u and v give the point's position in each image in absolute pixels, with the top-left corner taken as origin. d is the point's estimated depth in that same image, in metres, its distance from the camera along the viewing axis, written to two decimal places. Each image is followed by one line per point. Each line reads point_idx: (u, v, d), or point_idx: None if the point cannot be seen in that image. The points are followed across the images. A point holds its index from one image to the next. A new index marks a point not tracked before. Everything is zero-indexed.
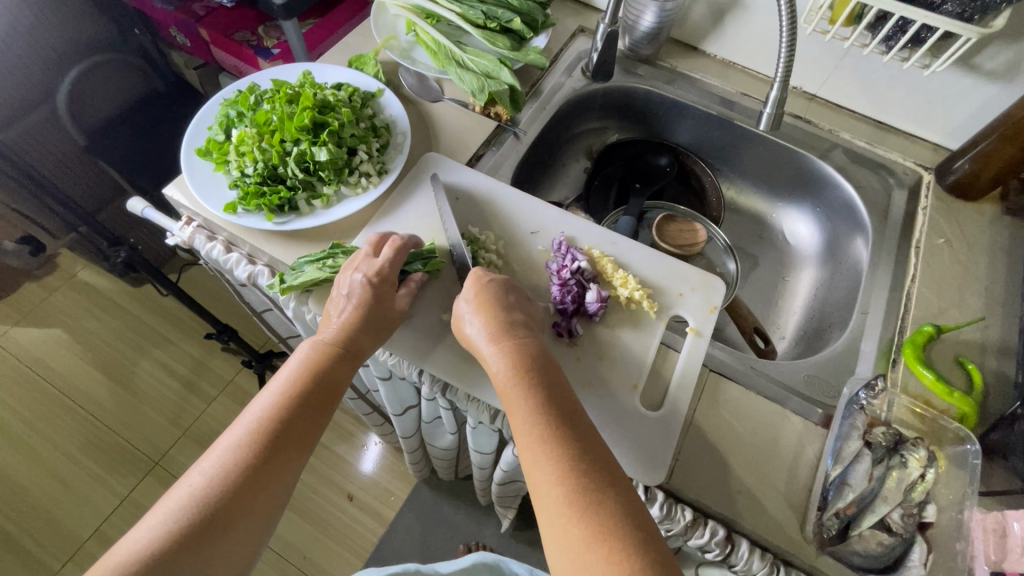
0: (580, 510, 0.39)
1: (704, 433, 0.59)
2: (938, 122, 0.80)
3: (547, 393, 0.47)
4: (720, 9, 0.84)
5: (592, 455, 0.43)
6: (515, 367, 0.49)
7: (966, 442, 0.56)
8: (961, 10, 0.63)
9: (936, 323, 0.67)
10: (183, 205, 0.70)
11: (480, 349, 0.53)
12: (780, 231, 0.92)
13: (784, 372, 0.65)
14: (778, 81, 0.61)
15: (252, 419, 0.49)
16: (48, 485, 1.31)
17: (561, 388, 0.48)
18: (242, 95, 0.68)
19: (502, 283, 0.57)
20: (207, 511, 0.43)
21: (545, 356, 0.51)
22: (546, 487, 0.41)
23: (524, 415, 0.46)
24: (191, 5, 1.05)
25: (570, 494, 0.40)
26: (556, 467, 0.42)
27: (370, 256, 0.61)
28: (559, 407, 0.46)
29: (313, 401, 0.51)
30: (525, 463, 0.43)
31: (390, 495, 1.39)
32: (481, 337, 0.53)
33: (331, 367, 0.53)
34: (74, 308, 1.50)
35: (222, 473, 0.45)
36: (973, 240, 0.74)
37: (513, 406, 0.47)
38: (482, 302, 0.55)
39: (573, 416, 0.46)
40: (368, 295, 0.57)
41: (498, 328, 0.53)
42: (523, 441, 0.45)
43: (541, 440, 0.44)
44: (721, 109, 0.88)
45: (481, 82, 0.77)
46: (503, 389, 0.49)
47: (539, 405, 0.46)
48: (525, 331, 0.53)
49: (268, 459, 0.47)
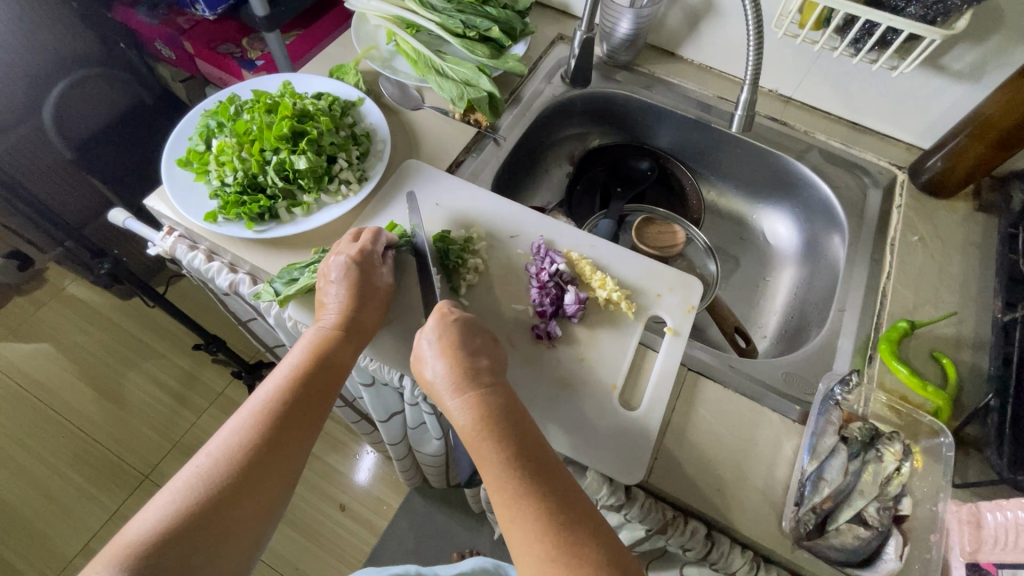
0: (563, 565, 0.41)
1: (682, 431, 0.60)
2: (910, 122, 0.82)
3: (517, 446, 0.47)
4: (696, 15, 0.86)
5: (569, 511, 0.44)
6: (483, 422, 0.48)
7: (940, 435, 0.57)
8: (925, 13, 0.65)
9: (911, 319, 0.68)
10: (164, 215, 0.70)
11: (443, 401, 0.51)
12: (761, 232, 0.93)
13: (761, 370, 0.65)
14: (747, 83, 0.62)
15: (258, 403, 0.49)
16: (36, 501, 1.29)
17: (531, 440, 0.48)
18: (222, 105, 0.69)
19: (465, 322, 0.55)
20: (215, 491, 0.44)
21: (512, 405, 0.50)
22: (528, 555, 0.42)
23: (497, 474, 0.46)
24: (175, 19, 1.06)
25: (552, 555, 0.41)
26: (536, 531, 0.43)
27: (344, 241, 0.61)
28: (533, 466, 0.46)
29: (319, 385, 0.52)
30: (504, 522, 0.44)
31: (383, 505, 1.38)
32: (445, 387, 0.52)
33: (332, 350, 0.54)
34: (62, 322, 1.50)
35: (228, 455, 0.46)
36: (946, 238, 0.75)
37: (484, 464, 0.47)
38: (445, 347, 0.53)
39: (545, 471, 0.46)
40: (359, 277, 0.58)
41: (461, 375, 0.52)
42: (499, 502, 0.45)
43: (520, 499, 0.44)
44: (699, 113, 0.89)
45: (460, 90, 0.78)
46: (472, 445, 0.48)
47: (513, 463, 0.46)
48: (491, 377, 0.52)
49: (275, 441, 0.48)
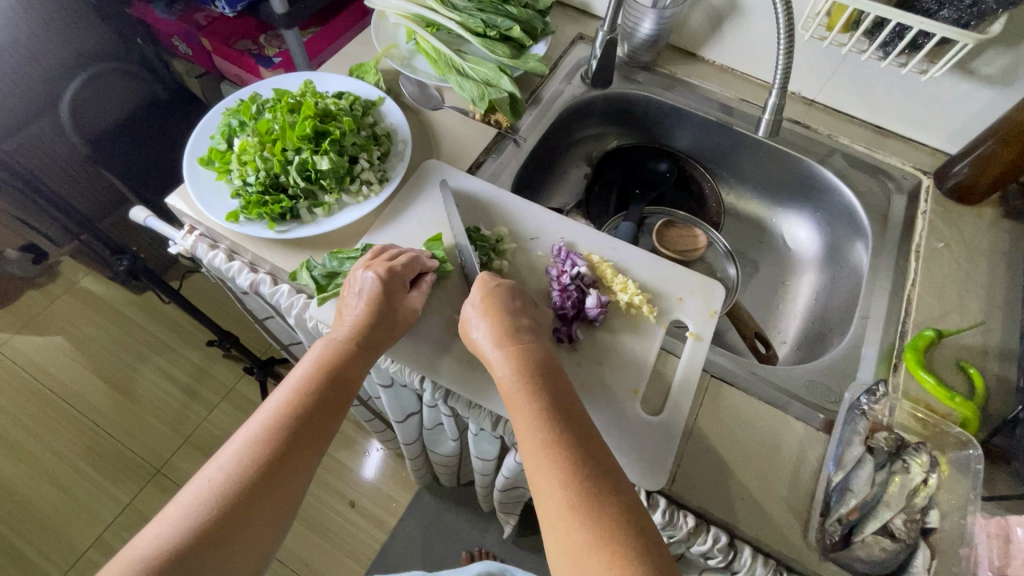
0: (581, 513, 0.40)
1: (705, 438, 0.59)
2: (935, 127, 0.81)
3: (550, 400, 0.47)
4: (719, 15, 0.85)
5: (591, 456, 0.44)
6: (521, 372, 0.50)
7: (969, 447, 0.56)
8: (959, 16, 0.63)
9: (937, 328, 0.67)
10: (185, 214, 0.70)
11: (486, 354, 0.53)
12: (781, 236, 0.92)
13: (784, 377, 0.65)
14: (777, 87, 0.61)
15: (267, 416, 0.49)
16: (49, 493, 1.31)
17: (565, 391, 0.49)
18: (243, 104, 0.69)
19: (507, 288, 0.58)
20: (221, 509, 0.44)
21: (550, 360, 0.52)
22: (548, 494, 0.42)
23: (527, 419, 0.46)
24: (193, 15, 1.06)
25: (571, 503, 0.40)
26: (558, 472, 0.42)
27: (378, 256, 0.61)
28: (564, 413, 0.47)
29: (328, 401, 0.51)
30: (530, 471, 0.44)
31: (392, 502, 1.38)
32: (487, 342, 0.53)
33: (344, 366, 0.53)
34: (76, 315, 1.51)
35: (237, 470, 0.46)
36: (972, 245, 0.74)
37: (517, 410, 0.48)
38: (487, 307, 0.56)
39: (575, 423, 0.46)
40: (380, 294, 0.57)
41: (503, 332, 0.53)
42: (525, 447, 0.45)
43: (546, 447, 0.44)
44: (720, 115, 0.88)
45: (481, 90, 0.78)
46: (508, 395, 0.49)
47: (542, 409, 0.47)
48: (530, 335, 0.54)
49: (283, 458, 0.47)
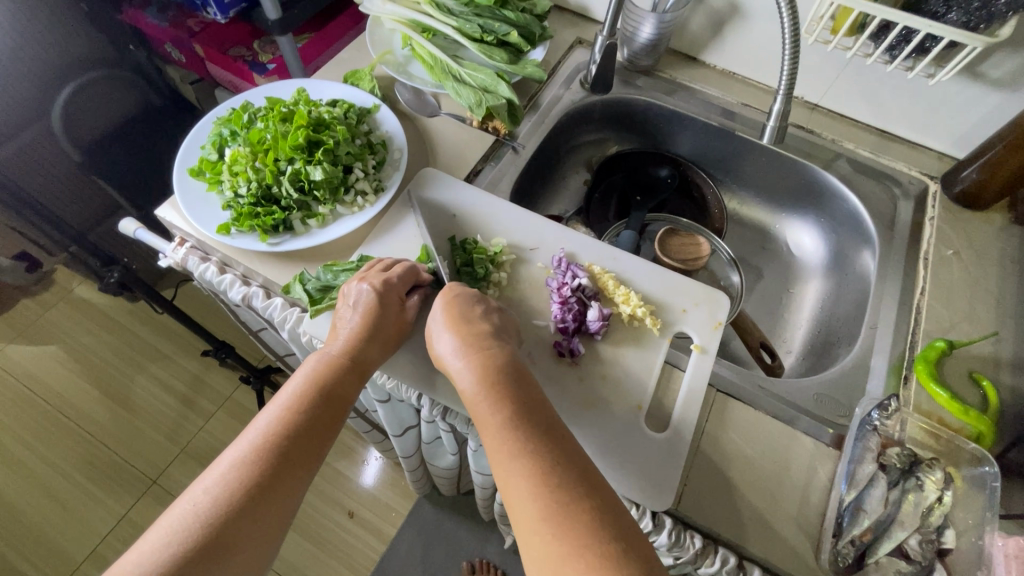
0: (552, 523, 0.38)
1: (712, 454, 0.58)
2: (942, 131, 0.79)
3: (517, 405, 0.46)
4: (720, 19, 0.83)
5: (568, 466, 0.42)
6: (483, 382, 0.48)
7: (984, 464, 0.54)
8: (967, 19, 0.62)
9: (948, 338, 0.65)
10: (176, 226, 0.69)
11: (450, 367, 0.52)
12: (785, 243, 0.90)
13: (792, 390, 0.63)
14: (782, 93, 0.59)
15: (257, 435, 0.47)
16: (43, 506, 1.28)
17: (532, 395, 0.47)
18: (235, 113, 0.67)
19: (468, 295, 0.56)
20: (207, 535, 0.42)
21: (515, 365, 0.50)
22: (520, 505, 0.40)
23: (492, 428, 0.45)
24: (186, 21, 1.04)
25: (542, 513, 0.39)
26: (530, 483, 0.40)
27: (373, 268, 0.60)
28: (533, 422, 0.45)
29: (320, 419, 0.50)
30: (501, 482, 0.42)
31: (392, 512, 1.36)
32: (450, 353, 0.52)
33: (337, 382, 0.52)
34: (70, 325, 1.49)
35: (224, 494, 0.44)
36: (982, 252, 0.73)
37: (483, 422, 0.46)
38: (450, 317, 0.54)
39: (545, 427, 0.45)
40: (376, 307, 0.56)
41: (466, 341, 0.52)
42: (495, 459, 0.43)
43: (514, 455, 0.42)
44: (722, 120, 0.87)
45: (478, 96, 0.76)
46: (473, 406, 0.47)
47: (511, 419, 0.45)
48: (493, 341, 0.52)
49: (272, 481, 0.45)
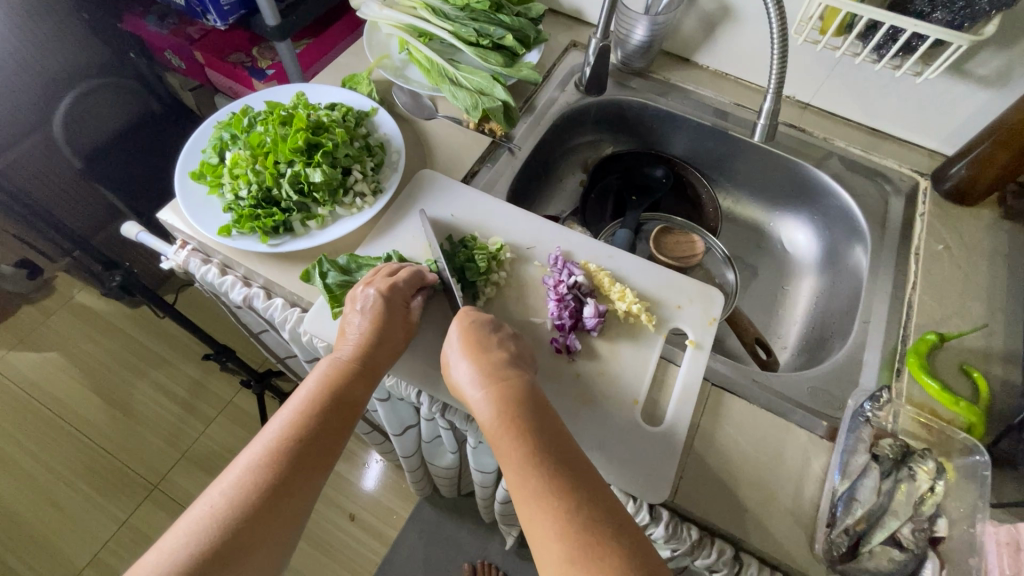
0: (581, 565, 0.39)
1: (708, 447, 0.59)
2: (932, 129, 0.80)
3: (539, 440, 0.46)
4: (711, 21, 0.85)
5: (592, 505, 0.42)
6: (502, 416, 0.48)
7: (975, 453, 0.55)
8: (952, 18, 0.63)
9: (939, 331, 0.66)
10: (177, 228, 0.70)
11: (468, 396, 0.52)
12: (779, 240, 0.91)
13: (786, 384, 0.64)
14: (771, 92, 0.60)
15: (269, 439, 0.48)
16: (44, 512, 1.29)
17: (555, 429, 0.48)
18: (235, 117, 0.68)
19: (486, 323, 0.57)
20: (222, 537, 0.43)
21: (535, 396, 0.50)
22: (546, 548, 0.40)
23: (514, 465, 0.45)
24: (186, 29, 1.05)
25: (570, 555, 0.39)
26: (555, 523, 0.41)
27: (379, 273, 0.60)
28: (553, 459, 0.45)
29: (330, 424, 0.50)
30: (524, 521, 0.43)
31: (393, 515, 1.37)
32: (469, 383, 0.52)
33: (348, 387, 0.52)
34: (71, 331, 1.49)
35: (240, 496, 0.45)
36: (972, 246, 0.74)
37: (504, 455, 0.46)
38: (467, 346, 0.54)
39: (571, 464, 0.45)
40: (383, 311, 0.56)
41: (484, 370, 0.52)
42: (519, 498, 0.44)
43: (538, 495, 0.43)
44: (715, 120, 0.88)
45: (474, 99, 0.77)
46: (493, 438, 0.48)
47: (532, 453, 0.45)
48: (513, 370, 0.52)
49: (285, 485, 0.46)
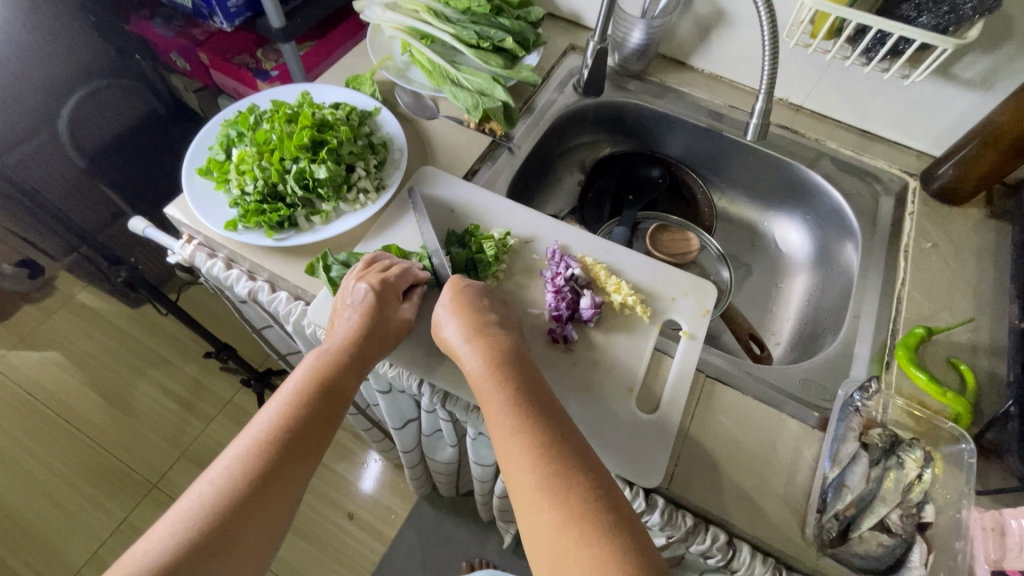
0: (552, 492, 0.40)
1: (703, 436, 0.60)
2: (920, 130, 0.82)
3: (519, 385, 0.48)
4: (706, 25, 0.87)
5: (566, 443, 0.44)
6: (489, 363, 0.50)
7: (961, 442, 0.57)
8: (937, 22, 0.65)
9: (928, 325, 0.68)
10: (184, 224, 0.71)
11: (457, 350, 0.54)
12: (773, 240, 0.93)
13: (778, 376, 0.65)
14: (763, 92, 0.62)
15: (259, 430, 0.49)
16: (44, 510, 1.29)
17: (535, 379, 0.50)
18: (242, 115, 0.70)
19: (477, 288, 0.59)
20: (210, 528, 0.44)
21: (520, 352, 0.53)
22: (521, 478, 0.42)
23: (497, 406, 0.47)
24: (191, 31, 1.07)
25: (541, 483, 0.41)
26: (529, 455, 0.43)
27: (372, 268, 0.61)
28: (530, 402, 0.47)
29: (318, 415, 0.51)
30: (502, 456, 0.44)
31: (391, 513, 1.38)
32: (456, 338, 0.54)
33: (336, 379, 0.54)
34: (73, 330, 1.50)
35: (228, 486, 0.46)
36: (960, 244, 0.76)
37: (487, 400, 0.48)
38: (457, 305, 0.57)
39: (548, 407, 0.47)
40: (374, 306, 0.58)
41: (472, 329, 0.54)
42: (498, 434, 0.46)
43: (515, 431, 0.45)
44: (710, 121, 0.90)
45: (475, 99, 0.79)
46: (478, 385, 0.50)
47: (512, 398, 0.47)
48: (498, 330, 0.55)
49: (272, 475, 0.47)
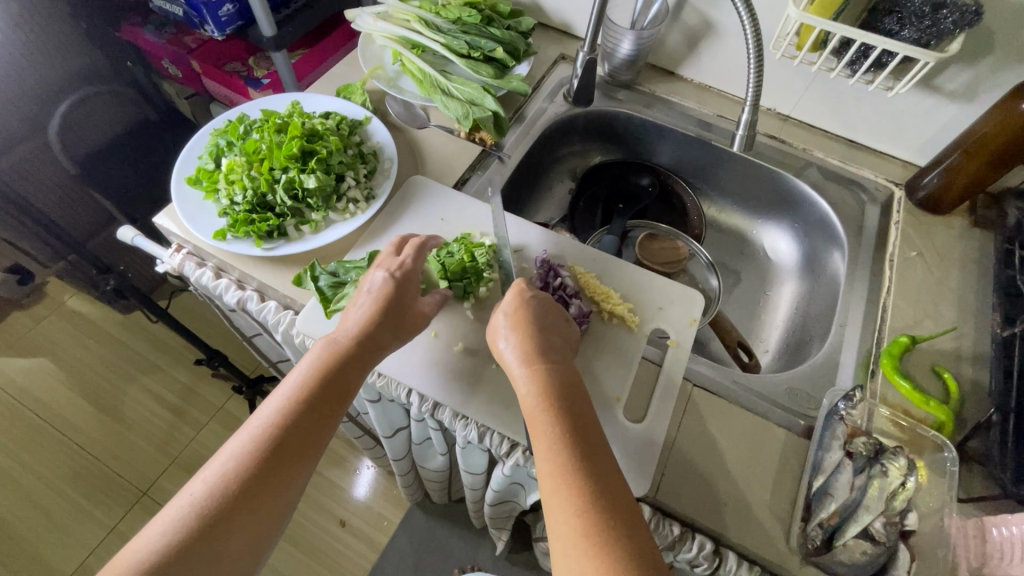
0: (593, 542, 0.40)
1: (690, 445, 0.60)
2: (905, 140, 0.84)
3: (574, 422, 0.48)
4: (694, 36, 0.88)
5: (607, 490, 0.44)
6: (544, 393, 0.50)
7: (944, 450, 0.58)
8: (919, 36, 0.66)
9: (912, 334, 0.68)
10: (173, 233, 0.71)
11: (511, 370, 0.54)
12: (761, 248, 0.94)
13: (765, 385, 0.66)
14: (749, 104, 0.63)
15: (260, 423, 0.49)
16: (31, 519, 1.28)
17: (586, 415, 0.50)
18: (231, 125, 0.70)
19: (539, 303, 0.58)
20: (205, 522, 0.44)
21: (574, 381, 0.52)
22: (564, 525, 0.42)
23: (549, 442, 0.47)
24: (182, 38, 1.07)
25: (586, 532, 0.41)
26: (578, 501, 0.43)
27: (388, 255, 0.61)
28: (581, 439, 0.47)
29: (321, 408, 0.50)
30: (546, 497, 0.44)
31: (383, 520, 1.37)
32: (512, 358, 0.54)
33: (341, 370, 0.52)
34: (62, 336, 1.49)
35: (224, 482, 0.46)
36: (944, 253, 0.77)
37: (539, 433, 0.48)
38: (517, 323, 0.56)
39: (595, 446, 0.47)
40: (387, 295, 0.57)
41: (528, 351, 0.54)
42: (544, 472, 0.45)
43: (568, 474, 0.44)
44: (699, 130, 0.91)
45: (466, 109, 0.79)
46: (529, 414, 0.50)
47: (566, 434, 0.47)
48: (555, 355, 0.54)
49: (270, 470, 0.47)
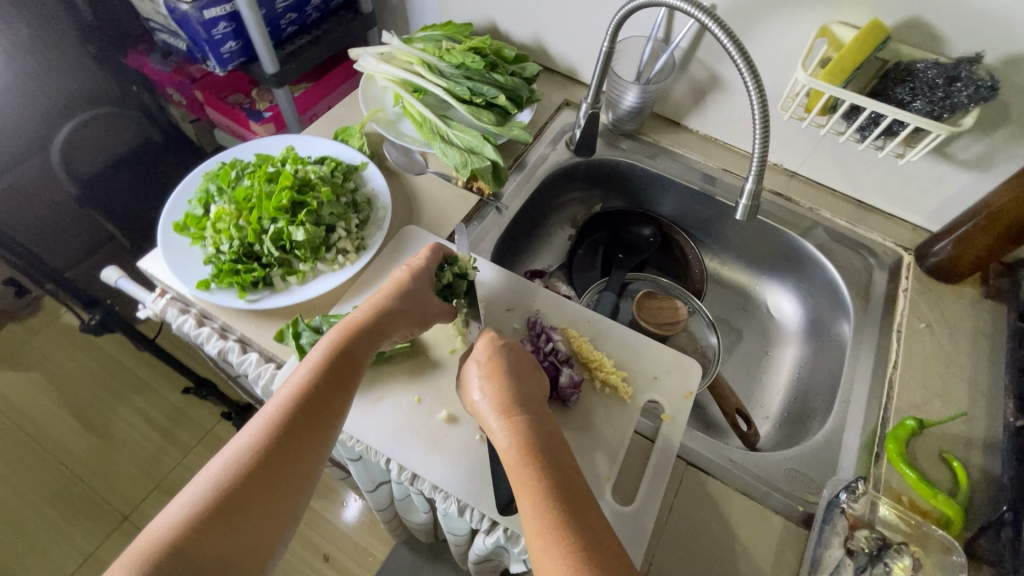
0: None
1: (680, 531, 0.58)
2: (915, 205, 0.81)
3: (558, 476, 0.46)
4: (701, 89, 0.87)
5: (601, 545, 0.41)
6: (524, 446, 0.48)
7: (953, 552, 0.54)
8: (931, 108, 0.64)
9: (920, 416, 0.65)
10: (158, 277, 0.69)
11: (487, 422, 0.52)
12: (764, 305, 0.91)
13: (763, 465, 0.62)
14: (753, 173, 0.61)
15: (276, 401, 0.50)
16: (9, 539, 1.25)
17: (570, 469, 0.47)
18: (223, 170, 0.69)
19: (511, 352, 0.57)
20: (221, 495, 0.43)
21: (554, 435, 0.50)
22: None
23: (532, 497, 0.44)
24: (187, 68, 1.06)
25: None
26: (570, 557, 0.39)
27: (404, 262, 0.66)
28: (566, 485, 0.45)
29: (335, 382, 0.52)
30: (535, 557, 0.41)
31: (368, 557, 1.33)
32: (488, 409, 0.52)
33: (356, 347, 0.55)
34: (56, 351, 1.48)
35: (239, 459, 0.46)
36: (955, 326, 0.74)
37: (521, 489, 0.45)
38: (491, 372, 0.55)
39: (582, 501, 0.44)
40: (404, 283, 0.61)
41: (504, 401, 0.52)
42: (531, 528, 0.42)
43: (555, 527, 0.41)
44: (702, 184, 0.89)
45: (464, 158, 0.78)
46: (510, 469, 0.47)
47: (548, 487, 0.44)
48: (531, 408, 0.52)
49: (286, 442, 0.47)
